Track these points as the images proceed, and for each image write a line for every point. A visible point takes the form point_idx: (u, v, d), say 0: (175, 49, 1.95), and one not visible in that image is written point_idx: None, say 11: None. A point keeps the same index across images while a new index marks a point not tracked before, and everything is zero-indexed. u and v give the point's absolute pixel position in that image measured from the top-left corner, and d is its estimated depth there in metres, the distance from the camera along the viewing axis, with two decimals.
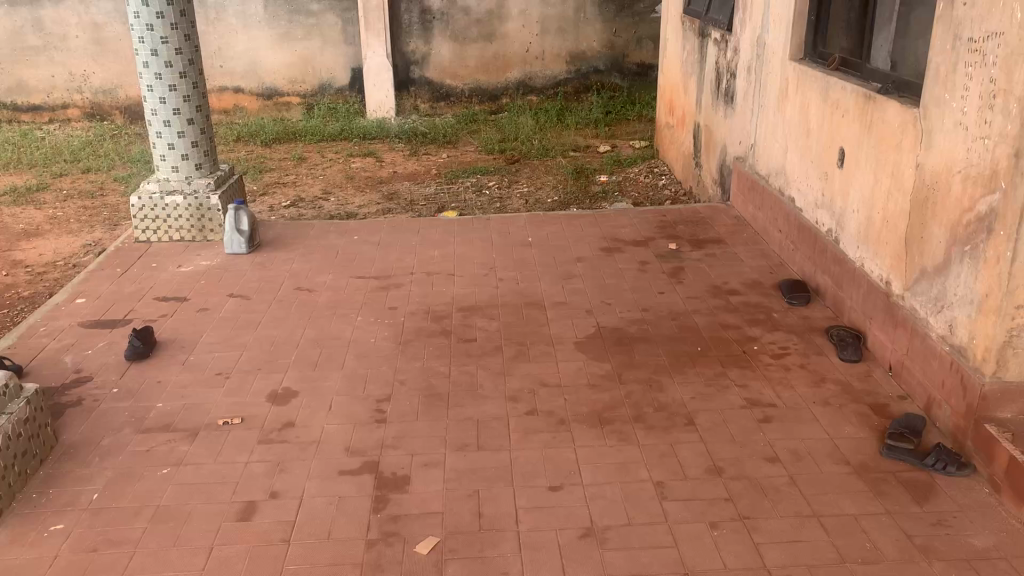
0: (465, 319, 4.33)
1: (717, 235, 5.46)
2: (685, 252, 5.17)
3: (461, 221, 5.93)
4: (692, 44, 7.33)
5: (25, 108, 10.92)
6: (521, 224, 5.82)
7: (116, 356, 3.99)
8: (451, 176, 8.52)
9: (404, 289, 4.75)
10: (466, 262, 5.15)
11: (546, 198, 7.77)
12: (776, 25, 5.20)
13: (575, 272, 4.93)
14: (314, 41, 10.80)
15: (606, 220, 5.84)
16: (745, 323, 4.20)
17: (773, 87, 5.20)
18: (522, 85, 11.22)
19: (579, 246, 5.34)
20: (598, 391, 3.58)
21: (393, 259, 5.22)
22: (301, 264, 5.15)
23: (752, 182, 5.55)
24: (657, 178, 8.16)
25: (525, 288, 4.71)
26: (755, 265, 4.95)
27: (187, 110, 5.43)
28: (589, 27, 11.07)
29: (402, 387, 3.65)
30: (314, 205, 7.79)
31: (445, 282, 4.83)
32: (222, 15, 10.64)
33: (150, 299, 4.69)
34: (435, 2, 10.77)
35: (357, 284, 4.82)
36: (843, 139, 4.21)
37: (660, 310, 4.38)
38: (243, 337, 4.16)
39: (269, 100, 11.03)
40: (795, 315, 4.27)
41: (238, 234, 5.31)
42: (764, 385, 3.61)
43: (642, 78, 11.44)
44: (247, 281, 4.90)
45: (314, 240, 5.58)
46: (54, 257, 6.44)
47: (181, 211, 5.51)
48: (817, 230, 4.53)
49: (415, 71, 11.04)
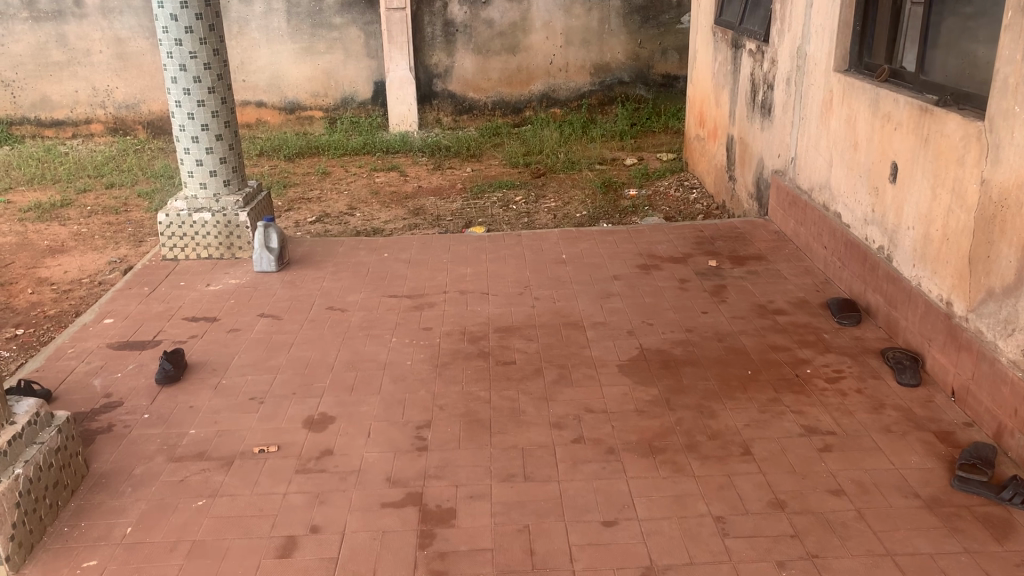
0: (503, 341, 4.19)
1: (758, 251, 5.30)
2: (726, 270, 5.02)
3: (493, 237, 5.81)
4: (724, 55, 7.19)
5: (49, 123, 10.92)
6: (554, 240, 5.69)
7: (146, 380, 3.89)
8: (477, 191, 8.39)
9: (438, 308, 4.63)
10: (500, 280, 5.02)
11: (575, 212, 7.64)
12: (817, 35, 5.05)
13: (614, 290, 4.79)
14: (336, 54, 10.75)
15: (640, 235, 5.69)
16: (795, 344, 4.05)
17: (817, 99, 5.06)
18: (546, 98, 11.11)
19: (615, 263, 5.20)
20: (647, 417, 3.43)
21: (425, 277, 5.10)
22: (332, 283, 5.04)
23: (793, 197, 5.40)
24: (689, 192, 7.99)
25: (563, 307, 4.57)
26: (800, 282, 4.79)
27: (215, 125, 5.34)
28: (613, 39, 10.95)
29: (441, 412, 3.51)
30: (340, 220, 7.70)
31: (480, 301, 4.70)
32: (245, 29, 10.62)
33: (179, 318, 4.58)
34: (458, 15, 10.70)
35: (389, 303, 4.70)
36: (896, 152, 4.05)
37: (704, 330, 4.23)
38: (276, 359, 4.05)
39: (292, 114, 10.99)
40: (847, 336, 4.11)
41: (267, 251, 5.21)
42: (821, 411, 3.46)
43: (667, 90, 11.30)
44: (278, 300, 4.80)
45: (343, 258, 5.47)
46: (78, 275, 6.37)
47: (209, 228, 5.41)
48: (866, 247, 4.37)
49: (438, 85, 10.96)
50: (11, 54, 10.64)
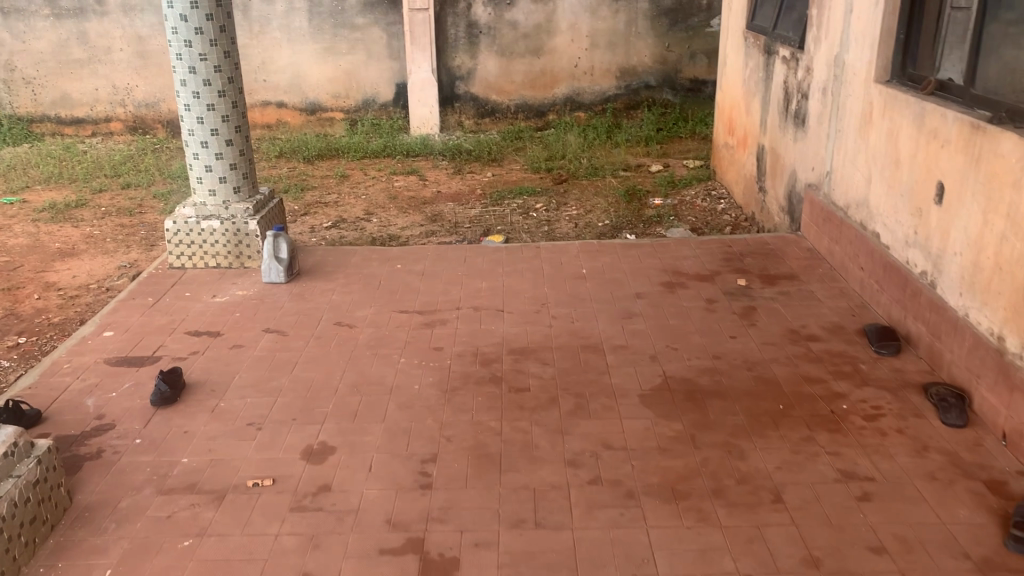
0: (518, 363, 3.96)
1: (789, 270, 5.03)
2: (756, 290, 4.76)
3: (510, 248, 5.58)
4: (755, 61, 6.91)
5: (69, 121, 10.84)
6: (574, 253, 5.45)
7: (141, 401, 3.70)
8: (497, 197, 8.17)
9: (451, 326, 4.40)
10: (516, 296, 4.79)
11: (597, 221, 7.40)
12: (857, 43, 4.77)
13: (636, 310, 4.54)
14: (358, 55, 10.58)
15: (665, 250, 5.43)
16: (830, 376, 3.79)
17: (855, 111, 4.77)
18: (570, 101, 10.86)
19: (638, 280, 4.95)
20: (670, 456, 3.19)
21: (438, 291, 4.88)
22: (341, 296, 4.83)
23: (827, 213, 5.12)
24: (716, 202, 7.71)
25: (582, 328, 4.33)
26: (834, 306, 4.52)
27: (225, 130, 5.15)
28: (640, 42, 10.68)
29: (449, 444, 3.28)
30: (356, 226, 7.52)
31: (494, 319, 4.47)
32: (266, 28, 10.48)
33: (181, 332, 4.40)
34: (482, 16, 10.47)
35: (399, 320, 4.48)
36: (943, 171, 3.77)
37: (732, 357, 3.98)
38: (278, 380, 3.84)
39: (312, 115, 10.84)
40: (886, 367, 3.84)
41: (276, 261, 5.01)
42: (858, 454, 3.20)
43: (694, 94, 11.01)
44: (285, 314, 4.60)
45: (355, 269, 5.26)
46: (86, 280, 6.22)
47: (218, 235, 5.22)
48: (907, 270, 4.10)
49: (460, 87, 10.75)
50: (32, 51, 10.57)
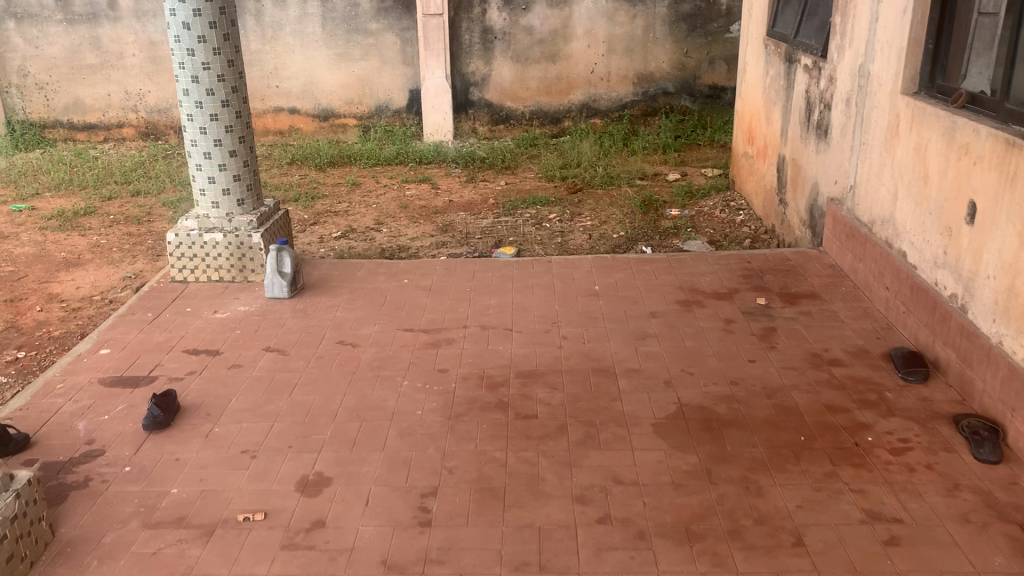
0: (526, 388, 3.79)
1: (811, 288, 4.84)
2: (776, 310, 4.57)
3: (521, 262, 5.41)
4: (776, 69, 6.72)
5: (81, 127, 10.79)
6: (587, 268, 5.28)
7: (133, 425, 3.56)
8: (509, 207, 8.01)
9: (457, 346, 4.24)
10: (526, 314, 4.63)
11: (612, 233, 7.22)
12: (882, 52, 4.58)
13: (650, 330, 4.36)
14: (371, 60, 10.46)
15: (682, 265, 5.25)
16: (854, 405, 3.60)
17: (881, 123, 4.58)
18: (586, 108, 10.69)
19: (653, 298, 4.77)
20: (684, 492, 3.02)
21: (445, 308, 4.73)
22: (345, 313, 4.68)
23: (851, 229, 4.93)
24: (734, 213, 7.51)
25: (593, 349, 4.16)
26: (858, 328, 4.33)
27: (228, 141, 5.03)
28: (658, 48, 10.50)
29: (450, 477, 3.12)
30: (366, 236, 7.38)
31: (503, 339, 4.30)
32: (279, 34, 10.39)
33: (179, 351, 4.27)
34: (497, 21, 10.32)
35: (403, 339, 4.33)
36: (975, 190, 3.58)
37: (751, 383, 3.80)
38: (275, 404, 3.70)
39: (325, 121, 10.73)
40: (913, 396, 3.64)
41: (280, 276, 4.87)
42: (885, 492, 3.02)
43: (713, 101, 10.81)
44: (286, 332, 4.46)
45: (361, 284, 5.12)
46: (90, 291, 6.11)
47: (221, 249, 5.10)
48: (936, 292, 3.90)
49: (474, 93, 10.60)
50: (45, 57, 10.52)
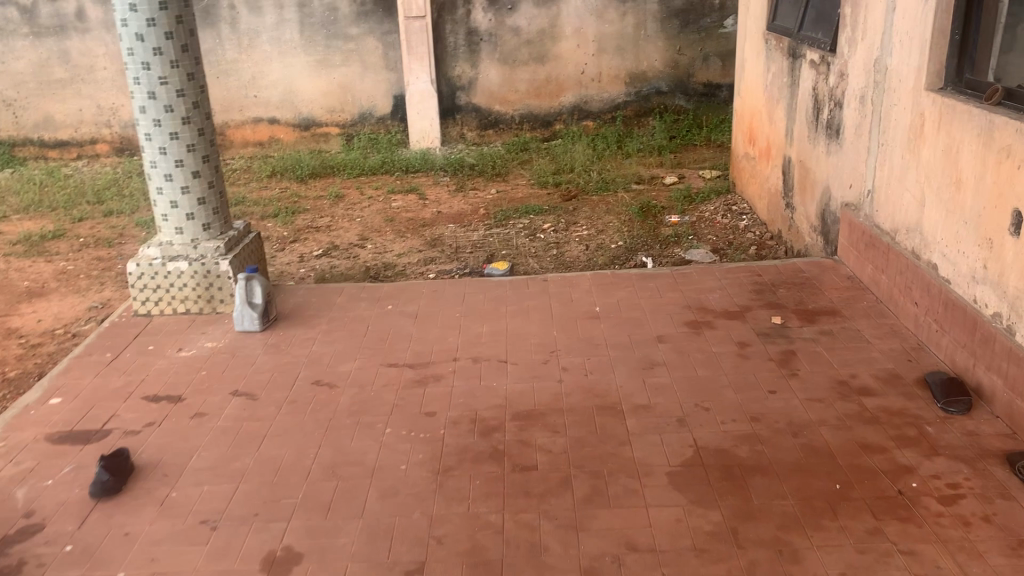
0: (523, 432, 3.38)
1: (830, 304, 4.45)
2: (794, 331, 4.17)
3: (514, 283, 5.01)
4: (778, 65, 6.32)
5: (52, 144, 10.34)
6: (585, 287, 4.88)
7: (80, 491, 3.15)
8: (500, 217, 7.61)
9: (446, 383, 3.83)
10: (520, 342, 4.22)
11: (611, 242, 6.82)
12: (902, 45, 4.19)
13: (658, 357, 3.95)
14: (353, 66, 10.05)
15: (688, 281, 4.85)
16: (892, 443, 3.20)
17: (903, 123, 4.19)
18: (577, 110, 10.30)
19: (659, 320, 4.37)
20: (708, 561, 2.61)
21: (432, 338, 4.31)
22: (323, 347, 4.27)
23: (871, 238, 4.54)
24: (738, 217, 7.12)
25: (596, 382, 3.75)
26: (886, 349, 3.93)
27: (191, 161, 4.63)
28: (650, 46, 10.12)
29: (439, 548, 2.72)
30: (349, 254, 6.98)
31: (496, 373, 3.89)
32: (256, 41, 9.97)
33: (137, 399, 3.86)
34: (482, 22, 9.91)
35: (386, 377, 3.92)
36: (1019, 198, 3.18)
37: (774, 419, 3.39)
38: (240, 462, 3.29)
39: (306, 131, 10.32)
40: (958, 430, 3.25)
41: (250, 307, 4.47)
42: (939, 552, 2.62)
43: (709, 99, 10.42)
44: (257, 373, 4.05)
45: (340, 312, 4.71)
46: (52, 325, 5.69)
47: (186, 278, 4.69)
48: (975, 310, 3.50)
49: (461, 98, 10.19)
50: (12, 72, 10.09)
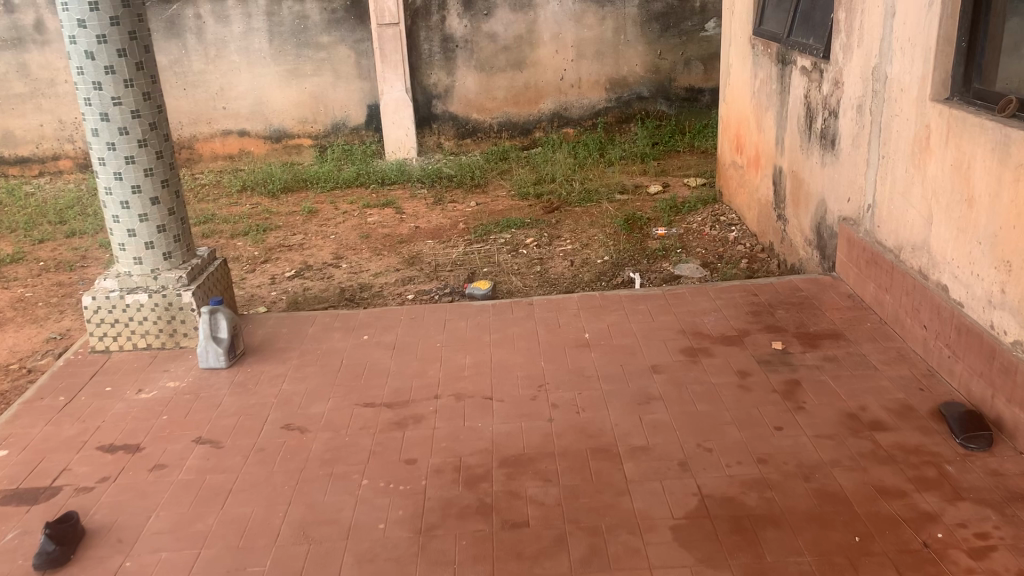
0: (513, 481, 3.11)
1: (832, 326, 4.21)
2: (796, 357, 3.93)
3: (498, 308, 4.74)
4: (766, 72, 6.11)
5: (13, 161, 9.95)
6: (573, 312, 4.61)
7: (22, 562, 2.85)
8: (481, 232, 7.34)
9: (427, 425, 3.55)
10: (506, 375, 3.94)
11: (596, 257, 6.57)
12: (903, 53, 3.97)
13: (655, 390, 3.69)
14: (325, 76, 9.75)
15: (681, 303, 4.60)
16: (911, 486, 2.96)
17: (906, 135, 3.96)
18: (557, 117, 10.05)
19: (652, 346, 4.11)
20: None
21: (411, 372, 4.03)
22: (294, 386, 3.98)
23: (873, 255, 4.31)
24: (726, 228, 6.89)
25: (589, 420, 3.49)
26: (896, 377, 3.70)
27: (149, 186, 4.32)
28: (630, 50, 9.89)
29: None
30: (324, 274, 6.68)
31: (481, 411, 3.62)
32: (224, 51, 9.64)
33: (92, 449, 3.55)
34: (458, 29, 9.64)
35: (362, 419, 3.63)
36: None
37: (783, 461, 3.15)
38: (202, 523, 2.99)
39: (278, 143, 9.99)
40: (981, 469, 3.02)
41: (215, 342, 4.18)
42: None
43: (691, 104, 10.22)
44: (223, 416, 3.75)
45: (312, 343, 4.42)
46: (6, 360, 5.35)
47: (147, 311, 4.38)
48: (992, 337, 3.28)
49: (437, 106, 9.91)
50: None
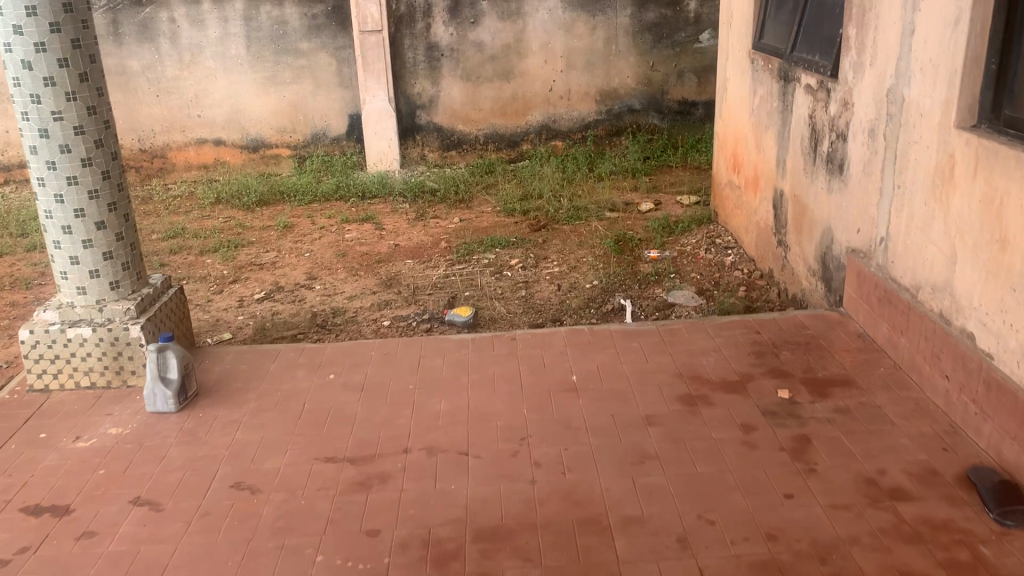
0: (489, 560, 2.73)
1: (842, 371, 3.85)
2: (805, 409, 3.57)
3: (478, 344, 4.36)
4: (767, 89, 5.76)
5: None
6: (559, 349, 4.23)
7: None
8: (463, 251, 6.95)
9: (394, 486, 3.16)
10: (484, 425, 3.56)
11: (585, 282, 6.19)
12: (923, 74, 3.62)
13: (649, 447, 3.32)
14: (304, 84, 9.36)
15: (677, 341, 4.24)
16: (943, 571, 2.60)
17: (927, 163, 3.61)
18: (545, 130, 9.69)
19: (646, 392, 3.74)
20: None
21: (380, 420, 3.64)
22: (248, 435, 3.58)
23: (886, 292, 3.96)
24: (722, 252, 6.54)
25: (576, 483, 3.11)
26: (916, 434, 3.34)
27: (94, 210, 3.92)
28: (621, 61, 9.54)
29: None
30: (295, 296, 6.28)
31: (456, 470, 3.23)
32: (199, 57, 9.23)
33: (15, 510, 3.15)
34: (443, 37, 9.26)
35: (322, 477, 3.24)
36: None
37: (795, 538, 2.78)
38: None
39: (255, 153, 9.59)
40: (1020, 551, 2.66)
41: (163, 383, 3.78)
42: None
43: (683, 118, 9.89)
44: (166, 470, 3.36)
45: (273, 383, 4.02)
46: None
47: (91, 347, 3.97)
48: None
49: (421, 116, 9.53)
50: None
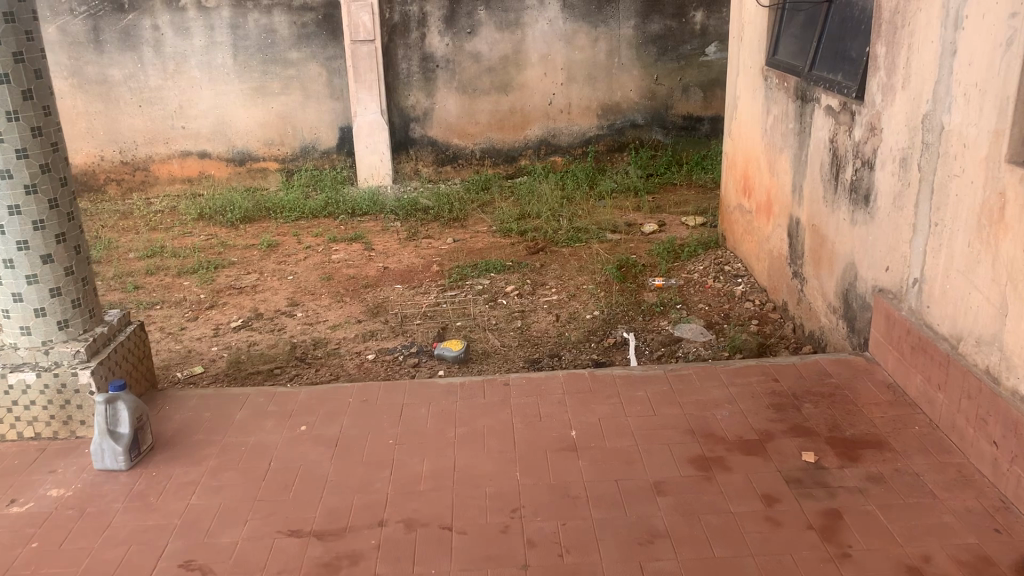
0: None
1: (872, 430, 3.45)
2: (833, 476, 3.16)
3: (467, 391, 3.95)
4: (781, 108, 5.37)
5: None
6: (557, 399, 3.82)
7: None
8: (456, 276, 6.55)
9: (365, 570, 2.75)
10: (472, 491, 3.15)
11: (585, 312, 5.78)
12: (967, 100, 3.23)
13: (659, 524, 2.91)
14: (293, 95, 8.96)
15: (687, 390, 3.83)
16: None
17: (972, 200, 3.20)
18: (544, 145, 9.30)
19: (653, 454, 3.33)
20: None
21: (355, 484, 3.23)
22: (204, 500, 3.17)
23: (920, 340, 3.55)
24: (731, 281, 6.14)
25: (574, 569, 2.70)
26: (962, 510, 2.93)
27: (39, 242, 3.52)
28: (624, 75, 9.17)
29: None
30: (275, 324, 5.87)
31: (437, 550, 2.82)
32: (183, 66, 8.83)
33: None
34: (439, 47, 8.88)
35: (284, 557, 2.83)
36: None
37: None
38: None
39: (242, 166, 9.19)
40: None
41: (112, 438, 3.36)
42: None
43: (688, 133, 9.51)
44: (107, 544, 2.94)
45: (238, 436, 3.61)
46: None
47: (35, 394, 3.57)
48: None
49: (415, 130, 9.13)
50: None
